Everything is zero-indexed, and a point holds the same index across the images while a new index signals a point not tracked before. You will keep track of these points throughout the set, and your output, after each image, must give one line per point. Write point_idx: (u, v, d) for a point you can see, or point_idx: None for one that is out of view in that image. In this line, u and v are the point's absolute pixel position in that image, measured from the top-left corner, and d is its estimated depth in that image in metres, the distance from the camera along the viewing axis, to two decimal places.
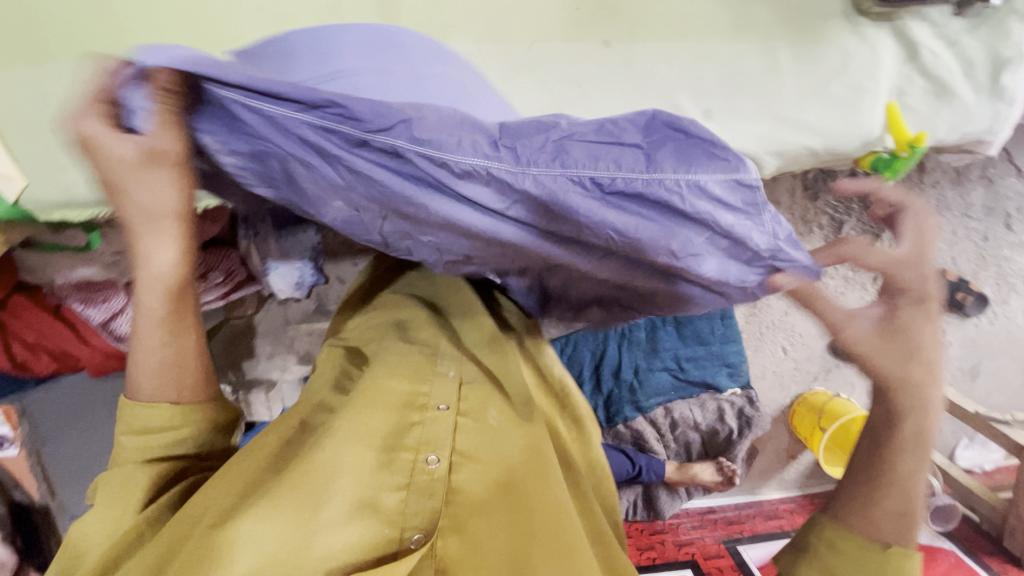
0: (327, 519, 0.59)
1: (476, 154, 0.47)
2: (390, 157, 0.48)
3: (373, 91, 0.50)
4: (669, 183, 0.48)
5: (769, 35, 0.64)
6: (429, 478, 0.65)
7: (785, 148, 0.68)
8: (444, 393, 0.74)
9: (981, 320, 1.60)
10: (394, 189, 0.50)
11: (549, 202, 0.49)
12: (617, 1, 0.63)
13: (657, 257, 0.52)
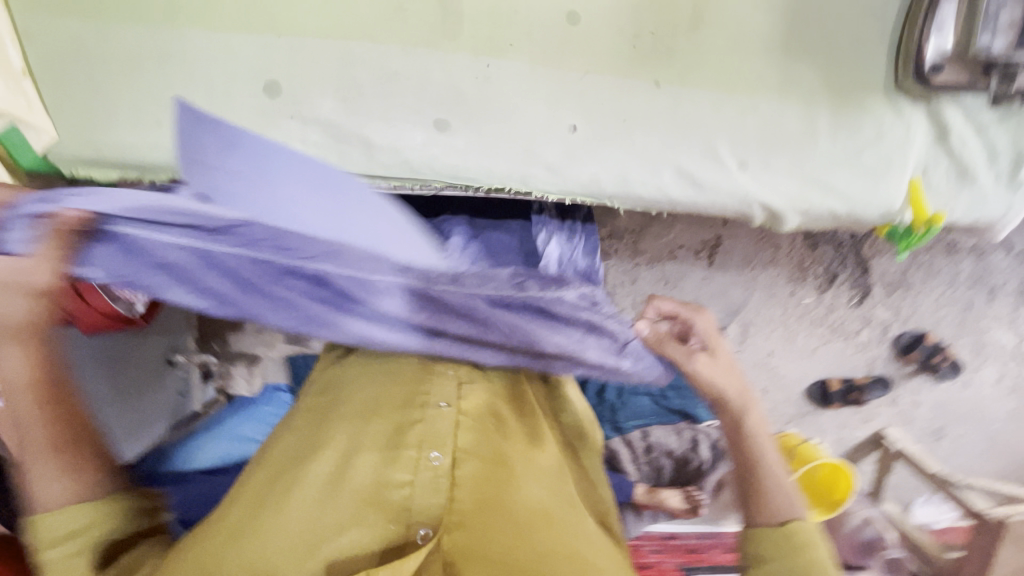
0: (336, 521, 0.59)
1: (379, 272, 0.59)
2: (301, 286, 0.59)
3: (298, 225, 0.58)
4: (546, 316, 0.68)
5: (811, 98, 0.66)
6: (434, 474, 0.62)
7: (811, 208, 0.70)
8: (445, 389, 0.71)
9: (952, 384, 1.68)
10: (309, 314, 0.60)
11: (450, 307, 0.63)
12: (672, 43, 0.64)
13: (516, 356, 0.68)
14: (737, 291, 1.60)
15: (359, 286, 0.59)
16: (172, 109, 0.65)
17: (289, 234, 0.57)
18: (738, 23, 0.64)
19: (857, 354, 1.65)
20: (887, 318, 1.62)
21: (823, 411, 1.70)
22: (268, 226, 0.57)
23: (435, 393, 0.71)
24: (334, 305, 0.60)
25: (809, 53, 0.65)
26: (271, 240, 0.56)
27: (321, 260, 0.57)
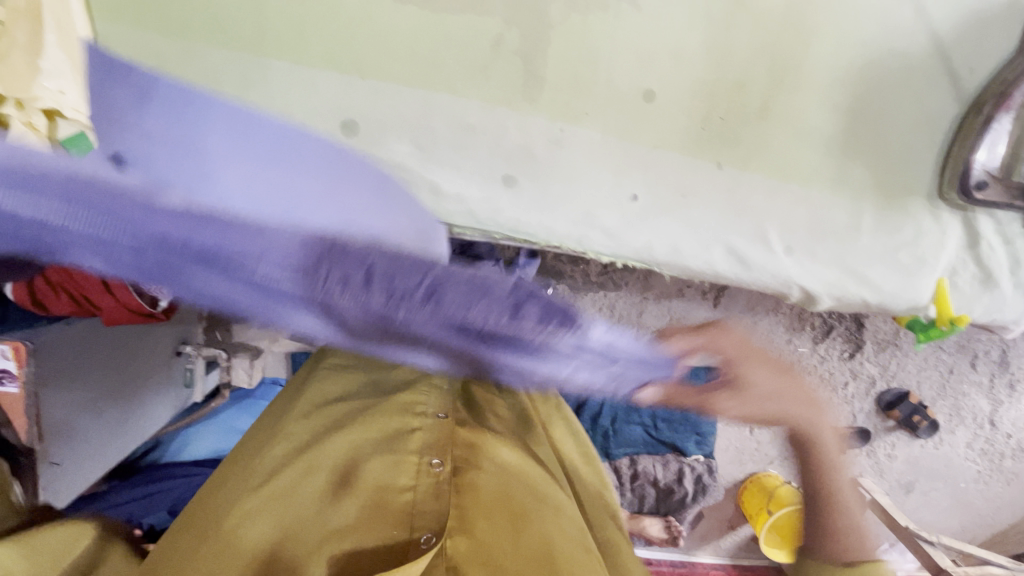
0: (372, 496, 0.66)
1: (295, 203, 0.50)
2: (110, 201, 0.26)
3: (229, 179, 0.50)
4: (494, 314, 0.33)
5: (860, 195, 0.70)
6: (442, 465, 0.74)
7: (845, 295, 0.74)
8: (435, 402, 0.69)
9: (928, 443, 1.74)
10: (135, 269, 0.28)
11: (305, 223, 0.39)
12: (738, 130, 0.67)
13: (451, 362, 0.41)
14: (738, 334, 1.62)
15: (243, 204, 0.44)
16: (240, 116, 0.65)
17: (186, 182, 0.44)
18: (804, 119, 0.67)
19: (842, 405, 1.70)
20: (874, 373, 1.69)
21: None
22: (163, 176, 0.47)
23: (431, 403, 0.69)
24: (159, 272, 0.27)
25: (863, 154, 0.69)
26: (188, 148, 0.57)
27: (225, 188, 0.49)
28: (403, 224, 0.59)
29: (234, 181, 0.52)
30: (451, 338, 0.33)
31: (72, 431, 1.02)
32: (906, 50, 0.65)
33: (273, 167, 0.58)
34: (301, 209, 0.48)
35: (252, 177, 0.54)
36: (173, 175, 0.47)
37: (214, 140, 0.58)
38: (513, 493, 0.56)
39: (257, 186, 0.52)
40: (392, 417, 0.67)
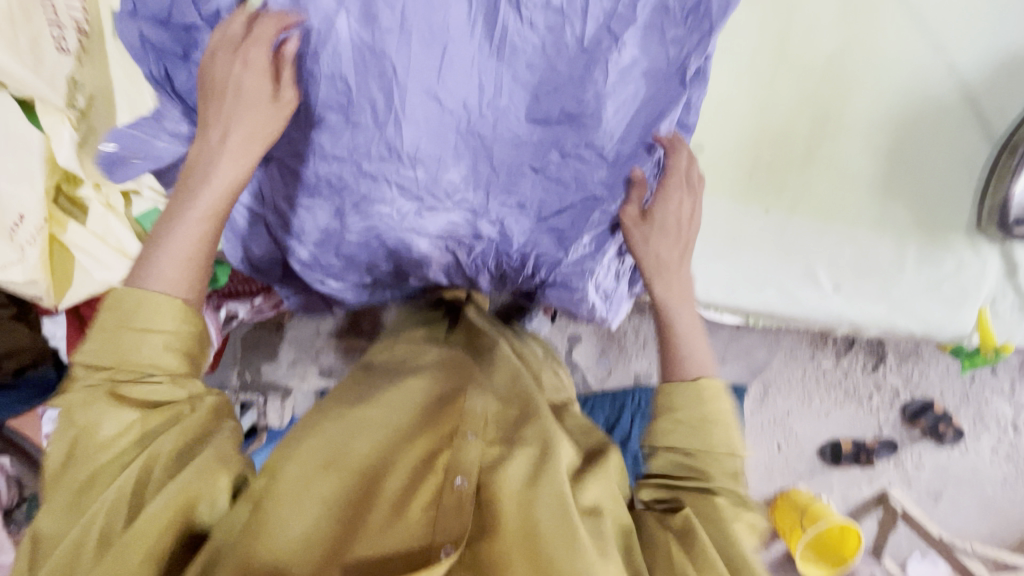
0: (381, 533, 0.50)
1: (462, 57, 0.57)
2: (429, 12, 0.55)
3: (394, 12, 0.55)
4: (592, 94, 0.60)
5: (902, 233, 0.72)
6: (459, 499, 0.52)
7: (890, 327, 0.76)
8: (477, 420, 0.58)
9: (953, 451, 1.74)
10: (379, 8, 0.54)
11: (501, 41, 0.57)
12: (783, 179, 0.70)
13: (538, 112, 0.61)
14: (760, 351, 1.69)
15: (431, 32, 0.56)
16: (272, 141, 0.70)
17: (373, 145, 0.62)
18: (845, 165, 0.70)
19: (868, 416, 1.72)
20: (897, 384, 1.71)
21: (832, 469, 1.74)
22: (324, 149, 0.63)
23: (463, 420, 0.58)
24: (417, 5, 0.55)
25: (903, 195, 0.71)
26: (323, 35, 0.55)
27: (386, 55, 0.56)
28: (513, 122, 0.61)
29: (405, 45, 0.56)
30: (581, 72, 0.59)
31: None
32: (940, 92, 0.68)
33: (401, 132, 0.61)
34: (501, 83, 0.59)
35: (412, 118, 0.60)
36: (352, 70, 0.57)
37: (320, 44, 0.56)
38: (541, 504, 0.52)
39: (428, 100, 0.59)
40: (432, 422, 0.58)
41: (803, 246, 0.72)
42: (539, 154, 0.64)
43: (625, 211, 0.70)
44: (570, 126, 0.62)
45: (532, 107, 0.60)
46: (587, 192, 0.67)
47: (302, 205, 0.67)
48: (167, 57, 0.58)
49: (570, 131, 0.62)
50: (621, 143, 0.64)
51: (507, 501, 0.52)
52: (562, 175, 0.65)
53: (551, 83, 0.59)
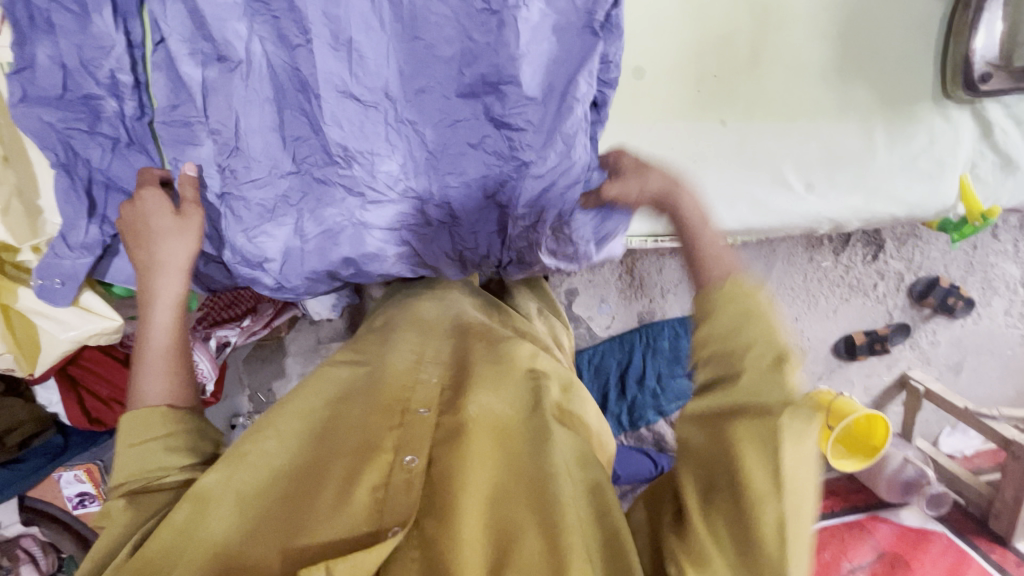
0: (331, 522, 0.47)
1: (372, 49, 0.59)
2: (326, 5, 0.57)
3: (306, 14, 0.57)
4: (505, 53, 0.58)
5: (867, 115, 0.69)
6: (410, 476, 0.49)
7: (873, 216, 0.73)
8: (426, 395, 0.56)
9: (966, 321, 1.75)
10: (285, 13, 0.57)
11: (405, 22, 0.58)
12: (734, 85, 0.67)
13: (456, 82, 0.61)
14: (758, 265, 1.67)
15: (334, 31, 0.58)
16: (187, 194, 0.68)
17: (301, 139, 0.63)
18: (799, 55, 0.67)
19: (876, 306, 1.72)
20: (901, 268, 1.69)
21: (850, 363, 1.76)
22: (239, 156, 0.62)
23: (414, 398, 0.56)
24: (316, 5, 0.57)
25: (862, 74, 0.68)
26: (228, 56, 0.58)
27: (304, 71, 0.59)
28: (440, 100, 0.61)
29: (314, 52, 0.58)
30: (490, 41, 0.58)
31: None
32: None
33: (327, 134, 0.62)
34: (420, 62, 0.60)
35: (335, 121, 0.61)
36: (271, 84, 0.61)
37: (241, 75, 0.59)
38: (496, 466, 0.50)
39: (343, 97, 0.60)
40: (381, 402, 0.55)
41: (766, 152, 0.68)
42: (471, 127, 0.62)
43: (561, 168, 0.62)
44: (493, 92, 0.61)
45: (456, 81, 0.61)
46: (516, 158, 0.62)
47: (254, 230, 0.65)
48: (72, 136, 0.60)
49: (494, 98, 0.61)
50: (538, 107, 0.60)
51: (464, 469, 0.49)
52: (497, 145, 0.63)
53: (470, 55, 0.59)
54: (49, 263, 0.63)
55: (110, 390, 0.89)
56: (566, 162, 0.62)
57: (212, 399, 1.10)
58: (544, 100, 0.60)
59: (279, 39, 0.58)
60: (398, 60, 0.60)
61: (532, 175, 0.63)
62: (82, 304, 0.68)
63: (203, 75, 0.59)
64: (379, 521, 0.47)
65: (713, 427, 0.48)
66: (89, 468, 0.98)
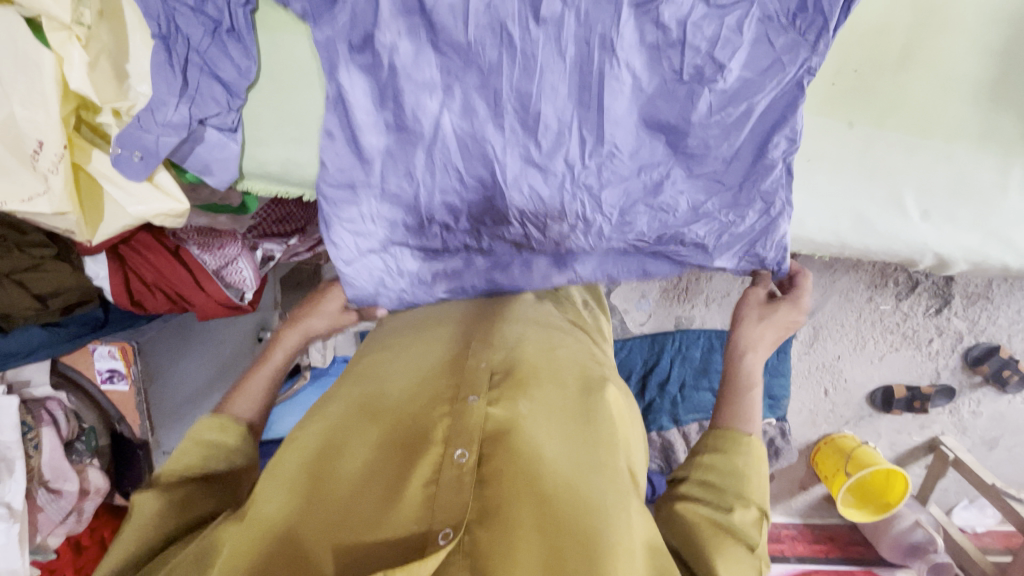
0: (382, 517, 0.50)
1: (554, 113, 0.61)
2: (524, 72, 0.59)
3: (501, 80, 0.60)
4: (682, 125, 0.60)
5: (1010, 149, 0.62)
6: (461, 472, 0.52)
7: (983, 260, 0.67)
8: (476, 383, 0.60)
9: (1016, 398, 1.66)
10: (470, 61, 0.59)
11: (592, 91, 0.60)
12: (875, 83, 0.60)
13: (638, 155, 0.63)
14: (813, 294, 1.56)
15: (523, 105, 0.61)
16: (270, 106, 0.62)
17: (473, 199, 0.67)
18: (951, 67, 0.60)
19: (925, 362, 1.63)
20: (962, 329, 1.58)
21: (882, 415, 1.71)
22: (407, 214, 0.69)
23: (465, 385, 0.60)
24: (489, 66, 0.59)
25: (1016, 103, 0.61)
26: (417, 120, 0.62)
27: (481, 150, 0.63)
28: (625, 164, 0.63)
29: (504, 125, 0.62)
30: (675, 114, 0.60)
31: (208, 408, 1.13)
32: None
33: (509, 198, 0.65)
34: (599, 126, 0.61)
35: (516, 186, 0.64)
36: (457, 158, 0.64)
37: (425, 145, 0.63)
38: (541, 483, 0.52)
39: (530, 171, 0.64)
40: (432, 390, 0.61)
41: (889, 168, 0.62)
42: (655, 191, 0.64)
43: (763, 226, 0.65)
44: (676, 160, 0.63)
45: (636, 152, 0.63)
46: (713, 219, 0.65)
47: (434, 259, 0.77)
48: (177, 11, 0.56)
49: (678, 164, 0.63)
50: (734, 163, 0.62)
51: (519, 468, 0.53)
52: (677, 207, 0.64)
53: (655, 121, 0.61)
54: (131, 133, 0.57)
55: (156, 277, 0.91)
56: (767, 222, 0.64)
57: (249, 308, 1.05)
58: (733, 177, 0.63)
59: (466, 101, 0.61)
60: (574, 130, 0.62)
61: (730, 233, 0.66)
62: (157, 182, 0.61)
63: (383, 142, 0.63)
64: (428, 519, 0.50)
65: (699, 550, 0.53)
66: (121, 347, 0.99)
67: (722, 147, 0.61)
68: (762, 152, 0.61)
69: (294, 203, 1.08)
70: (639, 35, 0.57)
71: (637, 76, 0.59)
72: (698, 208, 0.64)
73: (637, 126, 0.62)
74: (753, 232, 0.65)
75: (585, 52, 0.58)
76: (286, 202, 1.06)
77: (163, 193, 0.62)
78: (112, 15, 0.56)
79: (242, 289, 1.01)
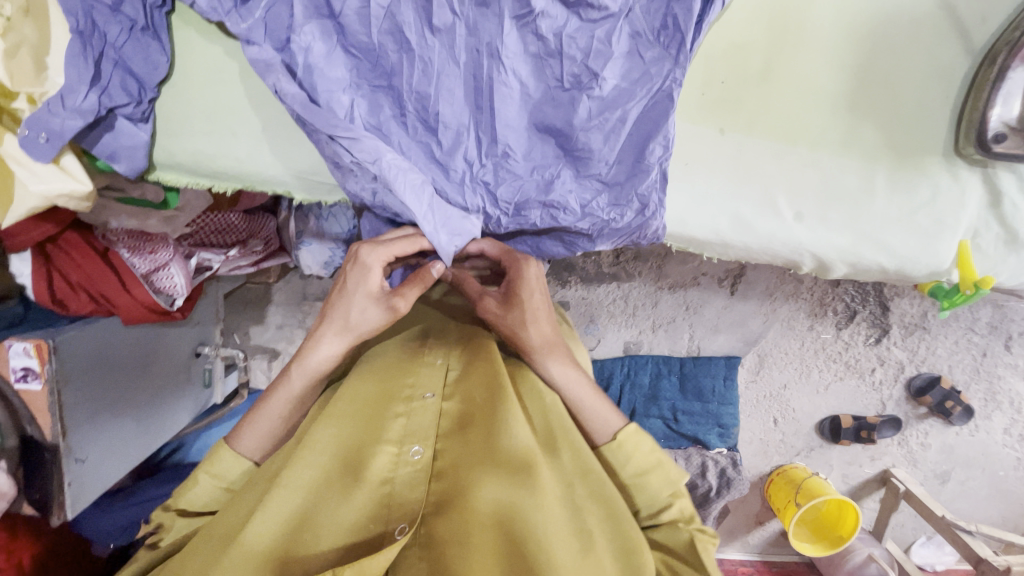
0: (340, 518, 0.60)
1: (451, 112, 0.64)
2: (422, 74, 0.63)
3: (405, 81, 0.63)
4: (567, 125, 0.64)
5: (871, 156, 0.67)
6: (416, 468, 0.64)
7: (859, 261, 0.72)
8: (427, 382, 0.73)
9: (961, 429, 1.63)
10: (373, 64, 0.63)
11: (485, 95, 0.64)
12: (742, 93, 0.65)
13: (530, 157, 0.67)
14: (756, 321, 1.59)
15: (422, 106, 0.64)
16: (182, 102, 0.66)
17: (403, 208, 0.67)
18: (810, 81, 0.65)
19: (869, 393, 1.64)
20: (903, 359, 1.60)
21: (832, 446, 1.71)
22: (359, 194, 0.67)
23: (419, 384, 0.72)
24: (401, 69, 0.63)
25: (873, 113, 0.67)
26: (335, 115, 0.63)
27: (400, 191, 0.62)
28: (518, 164, 0.67)
29: (406, 124, 0.65)
30: (560, 118, 0.64)
31: (137, 413, 1.10)
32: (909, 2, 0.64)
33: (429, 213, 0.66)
34: (492, 126, 0.65)
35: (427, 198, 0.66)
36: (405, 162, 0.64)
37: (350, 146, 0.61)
38: (482, 476, 0.63)
39: (435, 195, 0.65)
40: (392, 391, 0.72)
41: (759, 171, 0.67)
42: (546, 189, 0.67)
43: (638, 225, 0.69)
44: (566, 162, 0.67)
45: (529, 154, 0.67)
46: (595, 218, 0.68)
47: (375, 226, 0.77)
48: (95, 9, 0.59)
49: (568, 165, 0.67)
50: (619, 166, 0.66)
51: (457, 473, 0.64)
52: (567, 205, 0.68)
53: (544, 124, 0.65)
54: (39, 116, 0.59)
55: (80, 277, 0.93)
56: (642, 221, 0.68)
57: (178, 315, 1.07)
58: (618, 180, 0.67)
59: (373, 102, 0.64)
60: (470, 132, 0.65)
61: (611, 228, 0.70)
62: (62, 165, 0.64)
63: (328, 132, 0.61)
64: (385, 514, 0.62)
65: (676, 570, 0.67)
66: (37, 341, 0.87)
67: (603, 150, 0.65)
68: (641, 157, 0.65)
69: (235, 215, 1.12)
70: (523, 45, 0.62)
71: (524, 83, 0.63)
72: (585, 208, 0.68)
73: (528, 129, 0.66)
74: (627, 230, 0.70)
75: (476, 57, 0.63)
76: (225, 214, 1.09)
77: (65, 175, 0.64)
78: (36, 12, 0.60)
79: (172, 296, 1.04)
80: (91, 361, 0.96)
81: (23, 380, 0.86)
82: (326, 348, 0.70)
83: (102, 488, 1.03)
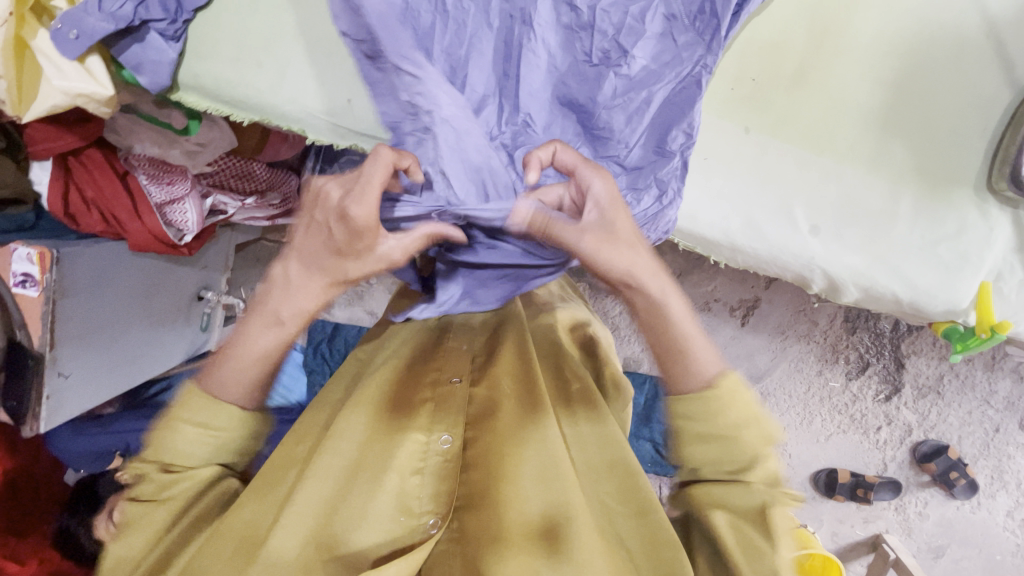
0: (370, 514, 0.55)
1: (476, 73, 0.63)
2: (455, 31, 0.63)
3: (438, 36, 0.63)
4: (591, 100, 0.63)
5: (898, 177, 0.65)
6: (445, 458, 0.59)
7: (872, 287, 0.68)
8: (456, 367, 0.67)
9: (964, 505, 1.53)
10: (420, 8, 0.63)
11: (513, 62, 0.63)
12: (770, 95, 0.65)
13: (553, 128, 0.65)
14: (763, 358, 1.55)
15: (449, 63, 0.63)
16: (217, 26, 0.67)
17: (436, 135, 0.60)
18: (843, 91, 0.64)
19: (871, 451, 1.55)
20: (911, 421, 1.52)
21: (825, 501, 1.60)
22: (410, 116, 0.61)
23: (448, 368, 0.67)
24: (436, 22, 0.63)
25: (905, 133, 0.64)
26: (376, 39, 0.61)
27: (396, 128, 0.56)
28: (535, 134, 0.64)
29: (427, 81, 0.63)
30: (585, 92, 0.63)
31: (126, 342, 1.10)
32: (954, 22, 0.62)
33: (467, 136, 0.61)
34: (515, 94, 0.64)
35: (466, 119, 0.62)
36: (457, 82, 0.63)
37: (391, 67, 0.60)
38: (521, 483, 0.58)
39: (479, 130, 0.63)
40: (421, 374, 0.67)
41: (779, 176, 0.65)
42: None
43: (654, 213, 0.65)
44: (584, 141, 0.65)
45: (547, 127, 0.65)
46: None
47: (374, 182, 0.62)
48: None
49: (587, 143, 0.65)
50: (639, 150, 0.64)
51: (491, 478, 0.59)
52: None
53: (566, 99, 0.64)
54: (75, 14, 0.61)
55: (94, 195, 0.96)
56: (658, 209, 0.65)
57: (185, 251, 1.08)
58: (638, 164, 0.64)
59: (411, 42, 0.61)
60: (492, 97, 0.64)
61: None
62: (88, 66, 0.65)
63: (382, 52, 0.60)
64: (411, 509, 0.57)
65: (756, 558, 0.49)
66: (42, 250, 0.87)
67: (625, 130, 0.64)
68: (663, 144, 0.63)
69: (259, 165, 1.09)
70: (556, 16, 0.62)
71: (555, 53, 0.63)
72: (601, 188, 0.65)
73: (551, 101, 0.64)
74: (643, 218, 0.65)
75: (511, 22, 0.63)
76: (247, 162, 1.07)
77: (89, 79, 0.65)
78: None
79: (181, 231, 1.05)
80: (92, 282, 0.98)
81: (20, 285, 0.89)
82: (307, 287, 0.53)
83: (80, 409, 1.03)
